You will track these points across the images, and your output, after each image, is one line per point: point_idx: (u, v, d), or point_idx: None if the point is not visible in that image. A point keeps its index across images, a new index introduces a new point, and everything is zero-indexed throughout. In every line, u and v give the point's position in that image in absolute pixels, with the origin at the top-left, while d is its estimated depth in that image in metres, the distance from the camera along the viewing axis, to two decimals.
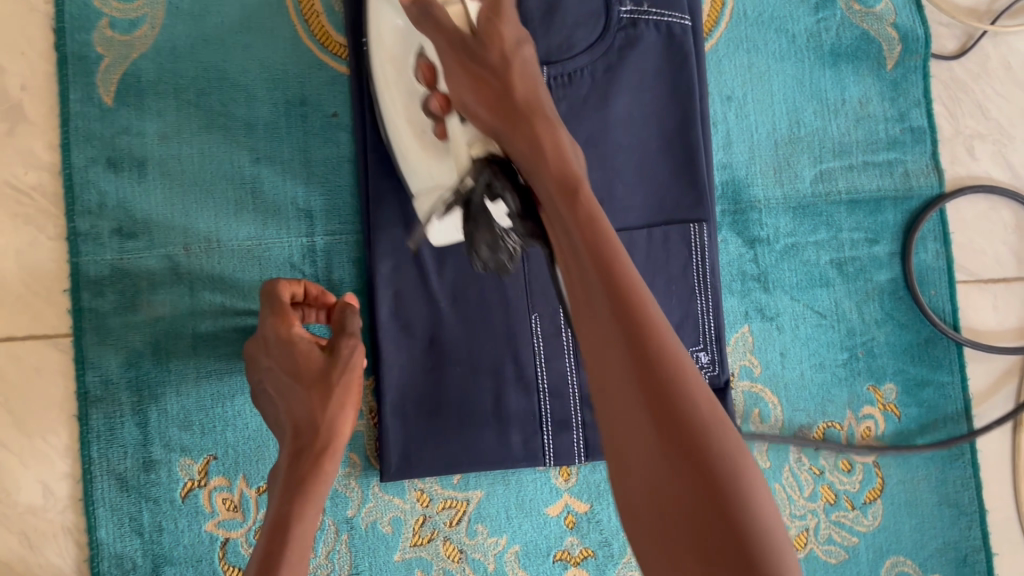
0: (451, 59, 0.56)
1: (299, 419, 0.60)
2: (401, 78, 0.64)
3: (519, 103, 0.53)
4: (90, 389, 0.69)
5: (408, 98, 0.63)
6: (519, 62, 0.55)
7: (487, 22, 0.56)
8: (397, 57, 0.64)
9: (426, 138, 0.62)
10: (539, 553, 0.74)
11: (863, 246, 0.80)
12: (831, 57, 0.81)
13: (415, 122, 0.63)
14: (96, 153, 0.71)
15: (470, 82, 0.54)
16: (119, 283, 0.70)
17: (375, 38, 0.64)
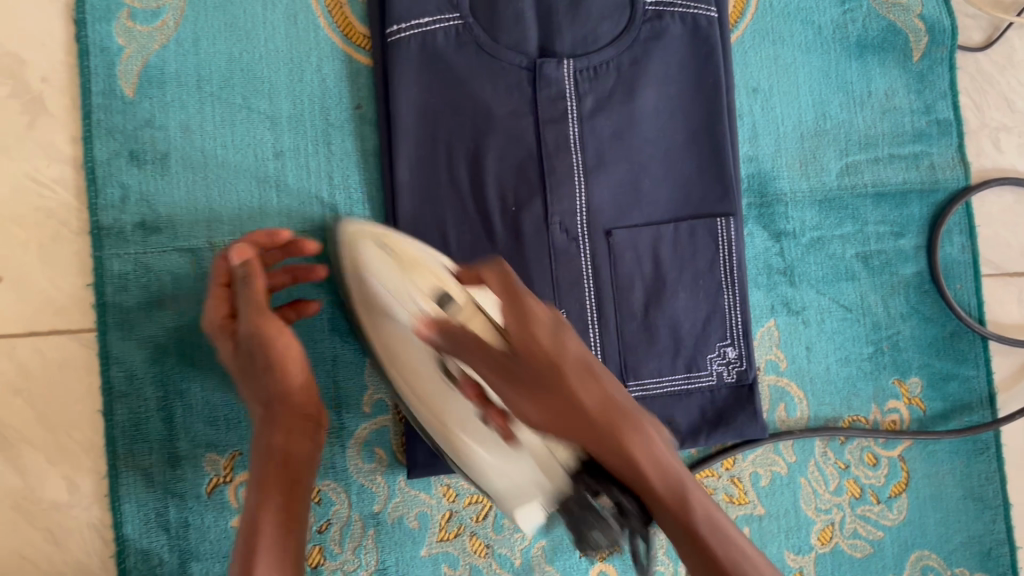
0: (495, 382, 0.53)
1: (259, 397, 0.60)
2: (432, 371, 0.61)
3: (600, 420, 0.50)
4: (115, 384, 0.69)
5: (461, 426, 0.60)
6: (557, 336, 0.52)
7: (522, 330, 0.52)
8: (418, 367, 0.62)
9: (489, 441, 0.58)
10: (565, 547, 0.74)
11: (889, 240, 0.80)
12: (857, 49, 0.80)
13: (483, 470, 0.60)
14: (118, 145, 0.70)
15: (527, 397, 0.51)
16: (143, 277, 0.69)
17: (362, 269, 0.64)
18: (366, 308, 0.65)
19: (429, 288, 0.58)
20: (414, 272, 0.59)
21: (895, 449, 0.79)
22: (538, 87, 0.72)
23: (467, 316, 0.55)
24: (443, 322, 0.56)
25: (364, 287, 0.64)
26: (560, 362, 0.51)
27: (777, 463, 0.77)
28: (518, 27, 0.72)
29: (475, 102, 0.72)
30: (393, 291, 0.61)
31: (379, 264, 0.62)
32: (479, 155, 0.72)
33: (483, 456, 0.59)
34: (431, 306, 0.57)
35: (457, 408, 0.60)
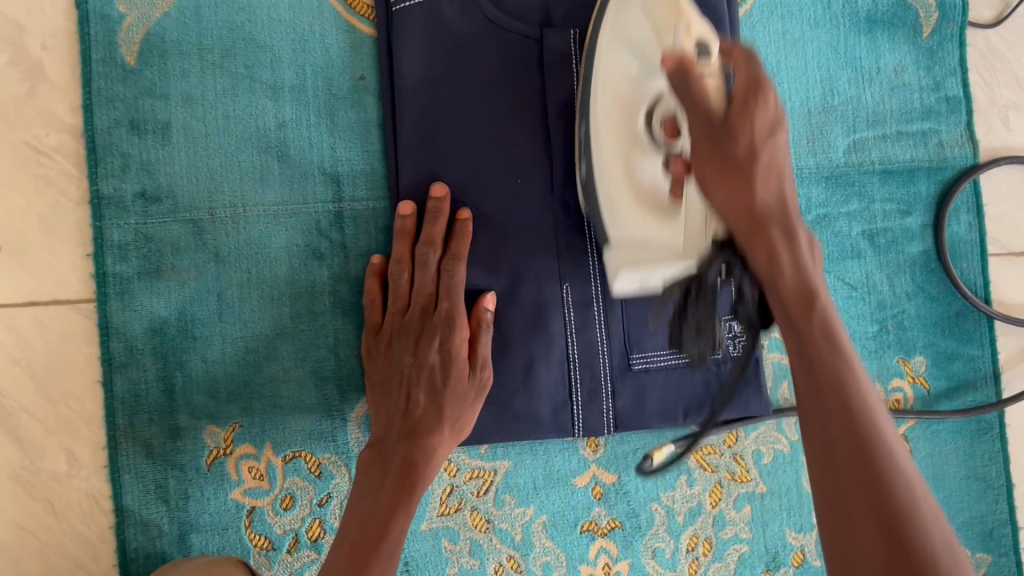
0: (700, 148, 0.49)
1: (426, 427, 0.65)
2: (627, 119, 0.58)
3: (760, 212, 0.47)
4: (115, 355, 0.68)
5: (630, 147, 0.58)
6: (767, 151, 0.48)
7: (749, 104, 0.48)
8: (625, 98, 0.59)
9: (654, 203, 0.57)
10: (566, 523, 0.74)
11: (895, 218, 0.79)
12: (867, 25, 0.79)
13: (623, 215, 0.59)
14: (119, 114, 0.69)
15: (716, 172, 0.47)
16: (144, 248, 0.69)
17: (614, 16, 0.60)
18: (610, 39, 0.60)
19: (696, 39, 0.50)
20: (678, 18, 0.52)
21: (899, 429, 0.78)
22: (545, 58, 0.71)
23: (709, 74, 0.49)
24: (683, 70, 0.48)
25: (610, 37, 0.60)
26: (752, 131, 0.48)
27: (780, 441, 0.77)
28: None
29: (480, 73, 0.71)
30: (649, 33, 0.55)
31: (649, 12, 0.55)
32: (484, 125, 0.71)
33: (626, 204, 0.59)
34: (689, 49, 0.50)
35: (641, 161, 0.58)
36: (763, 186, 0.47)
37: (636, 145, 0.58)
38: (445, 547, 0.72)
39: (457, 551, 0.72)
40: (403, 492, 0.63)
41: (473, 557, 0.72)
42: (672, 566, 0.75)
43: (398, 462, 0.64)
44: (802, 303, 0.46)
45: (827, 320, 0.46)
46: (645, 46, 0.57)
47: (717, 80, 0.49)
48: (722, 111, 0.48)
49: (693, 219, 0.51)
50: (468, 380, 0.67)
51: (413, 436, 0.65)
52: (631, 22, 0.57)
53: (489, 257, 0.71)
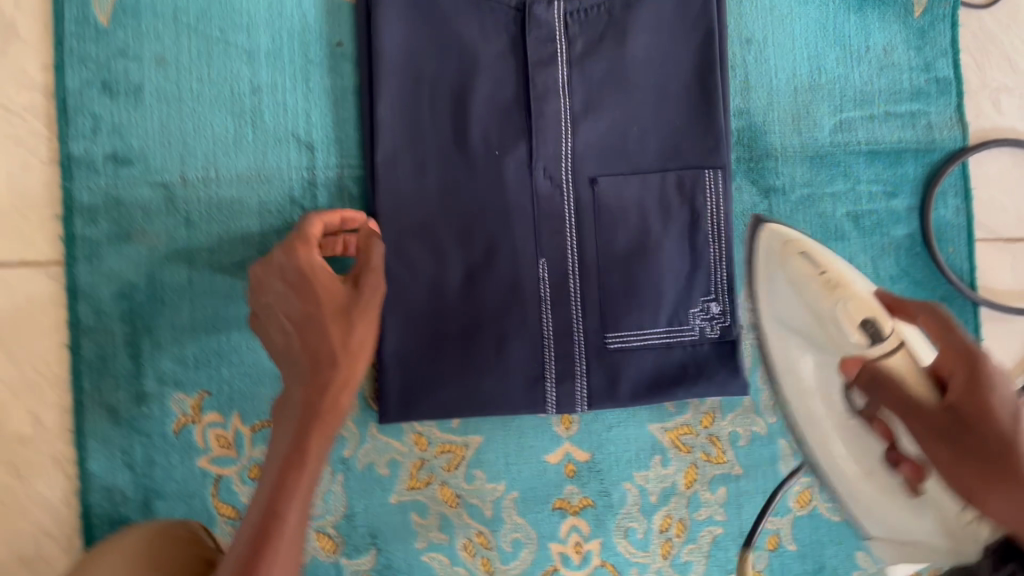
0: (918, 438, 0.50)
1: (318, 349, 0.57)
2: (852, 445, 0.55)
3: (1000, 450, 0.47)
4: (83, 318, 0.67)
5: (859, 453, 0.55)
6: (1014, 422, 0.48)
7: (967, 388, 0.50)
8: (817, 392, 0.58)
9: (889, 486, 0.52)
10: (538, 500, 0.73)
11: (881, 200, 0.78)
12: (857, 2, 0.78)
13: (874, 512, 0.54)
14: (90, 75, 0.68)
15: (932, 435, 0.49)
16: (114, 211, 0.68)
17: (770, 301, 0.63)
18: (771, 322, 0.63)
19: (862, 317, 0.56)
20: (837, 301, 0.57)
21: None
22: (528, 29, 0.70)
23: (895, 359, 0.54)
24: (874, 370, 0.54)
25: (769, 314, 0.63)
26: (991, 416, 0.49)
27: (756, 424, 0.76)
28: None
29: (461, 43, 0.70)
30: (811, 319, 0.59)
31: (799, 287, 0.60)
32: (463, 96, 0.70)
33: (865, 492, 0.54)
34: (861, 339, 0.55)
35: (860, 441, 0.55)
36: None
37: (844, 421, 0.56)
38: (414, 521, 0.71)
39: (425, 525, 0.71)
40: (304, 428, 0.54)
41: (442, 532, 0.71)
42: (643, 546, 0.74)
43: (297, 401, 0.55)
44: (1016, 495, 0.45)
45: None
46: (809, 333, 0.59)
47: (903, 360, 0.54)
48: (938, 402, 0.51)
49: (945, 509, 0.49)
50: (347, 294, 0.60)
51: (311, 364, 0.57)
52: (791, 299, 0.61)
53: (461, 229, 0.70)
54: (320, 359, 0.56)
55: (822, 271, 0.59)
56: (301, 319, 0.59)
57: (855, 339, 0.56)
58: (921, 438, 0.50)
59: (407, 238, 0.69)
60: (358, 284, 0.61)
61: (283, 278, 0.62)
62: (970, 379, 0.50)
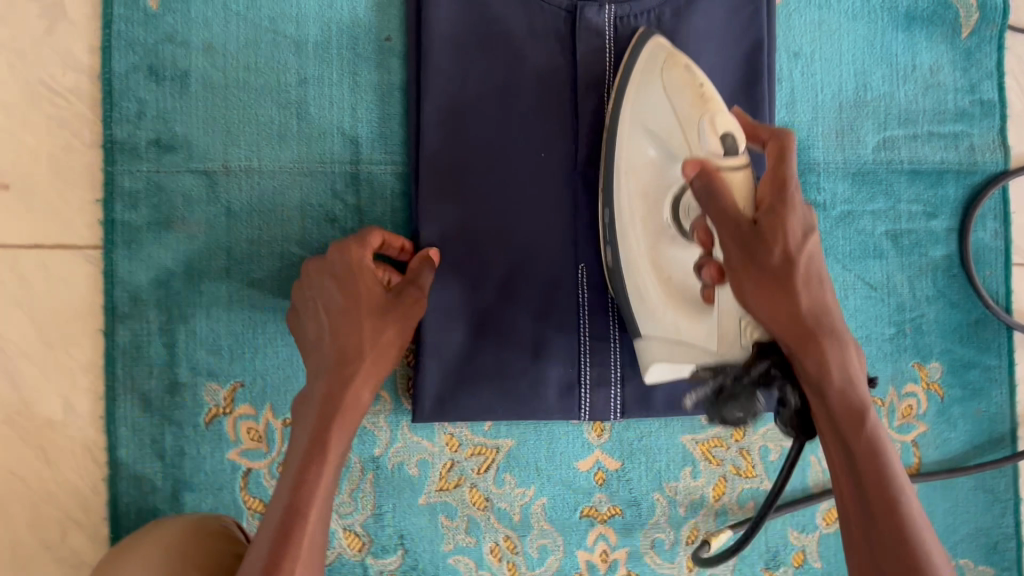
0: (730, 249, 0.51)
1: (349, 347, 0.58)
2: (652, 210, 0.59)
3: (807, 320, 0.50)
4: (118, 305, 0.67)
5: (655, 242, 0.59)
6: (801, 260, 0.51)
7: (778, 219, 0.51)
8: (648, 193, 0.59)
9: (681, 287, 0.58)
10: (566, 507, 0.72)
11: (921, 220, 0.78)
12: (905, 21, 0.77)
13: (643, 290, 0.60)
14: (137, 59, 0.67)
15: (762, 291, 0.50)
16: (154, 198, 0.67)
17: (634, 106, 0.61)
18: (631, 118, 0.61)
19: (723, 131, 0.54)
20: (704, 111, 0.55)
21: (910, 434, 0.77)
22: (577, 31, 0.69)
23: (733, 167, 0.54)
24: (707, 178, 0.52)
25: (631, 119, 0.61)
26: (786, 242, 0.51)
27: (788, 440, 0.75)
28: None
29: (511, 42, 0.70)
30: (675, 122, 0.57)
31: (674, 95, 0.57)
32: (511, 96, 0.70)
33: (666, 317, 0.58)
34: (716, 150, 0.54)
35: (670, 247, 0.59)
36: (809, 291, 0.51)
37: (665, 232, 0.59)
38: (442, 523, 0.71)
39: (453, 528, 0.71)
40: (330, 417, 0.56)
41: (469, 534, 0.71)
42: (670, 557, 0.73)
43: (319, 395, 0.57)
44: (811, 363, 0.49)
45: (825, 354, 0.49)
46: (669, 136, 0.58)
47: (742, 174, 0.54)
48: (751, 222, 0.51)
49: (726, 326, 0.53)
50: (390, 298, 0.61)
51: (337, 360, 0.58)
52: (659, 112, 0.58)
53: (503, 229, 0.69)
54: (350, 357, 0.58)
55: (701, 86, 0.56)
56: (342, 317, 0.59)
57: (708, 148, 0.54)
58: (728, 246, 0.51)
59: (449, 236, 0.69)
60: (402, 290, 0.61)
61: (330, 279, 0.61)
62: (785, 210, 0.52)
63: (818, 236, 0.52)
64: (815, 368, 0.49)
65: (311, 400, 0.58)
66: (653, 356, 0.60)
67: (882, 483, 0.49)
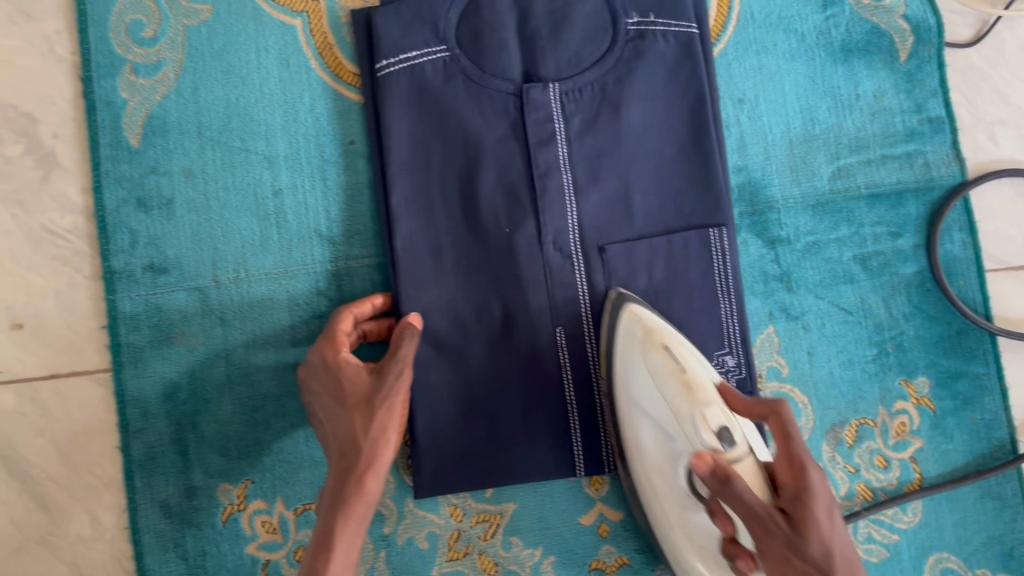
0: (768, 545, 0.53)
1: (346, 442, 0.63)
2: (671, 485, 0.64)
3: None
4: (131, 421, 0.72)
5: (682, 509, 0.65)
6: (841, 553, 0.52)
7: (800, 506, 0.54)
8: (663, 471, 0.65)
9: (708, 550, 0.64)
10: (575, 563, 0.74)
11: (886, 240, 0.80)
12: (842, 53, 0.80)
13: (680, 548, 0.66)
14: (126, 193, 0.73)
15: (791, 575, 0.52)
16: (154, 317, 0.73)
17: (632, 376, 0.65)
18: (626, 400, 0.66)
19: (718, 425, 0.58)
20: (694, 402, 0.59)
21: (906, 451, 0.78)
22: (526, 111, 0.74)
23: (740, 466, 0.57)
24: (719, 475, 0.56)
25: (636, 403, 0.65)
26: (815, 529, 0.52)
27: None
28: (502, 55, 0.74)
29: (464, 131, 0.74)
30: (670, 414, 0.61)
31: (659, 383, 0.62)
32: (470, 182, 0.74)
33: (698, 563, 0.65)
34: (717, 443, 0.58)
35: (697, 521, 0.64)
36: None
37: (686, 499, 0.64)
38: None
39: None
40: (337, 511, 0.60)
41: None
42: None
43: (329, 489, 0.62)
44: None
45: None
46: (668, 423, 0.62)
47: (748, 463, 0.58)
48: (779, 512, 0.54)
49: None
50: (373, 383, 0.64)
51: (339, 456, 0.63)
52: (653, 398, 0.63)
53: (479, 305, 0.73)
54: (349, 452, 0.62)
55: (683, 371, 0.60)
56: (336, 413, 0.64)
57: (709, 448, 0.58)
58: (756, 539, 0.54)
59: (430, 318, 0.73)
60: (384, 369, 0.65)
61: (319, 378, 0.67)
62: (801, 487, 0.55)
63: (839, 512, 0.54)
64: None
65: (326, 494, 0.63)
66: None
67: None
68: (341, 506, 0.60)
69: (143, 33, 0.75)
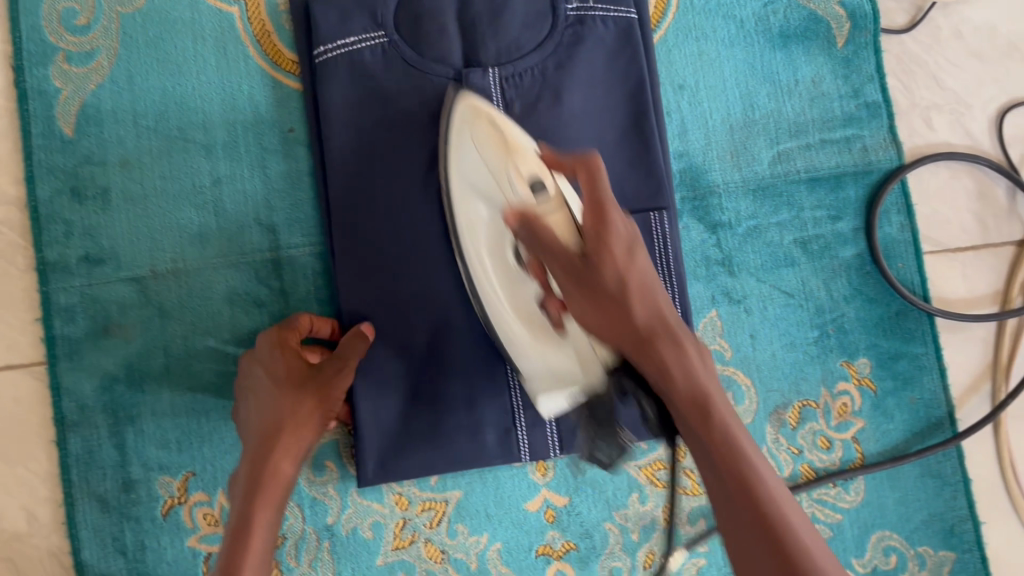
0: (567, 285, 0.53)
1: (273, 423, 0.62)
2: (499, 257, 0.63)
3: (644, 327, 0.50)
4: (67, 415, 0.71)
5: (511, 286, 0.63)
6: (634, 277, 0.51)
7: (595, 237, 0.52)
8: (494, 246, 0.63)
9: (536, 326, 0.61)
10: (521, 549, 0.75)
11: (826, 224, 0.81)
12: (781, 39, 0.81)
13: (515, 339, 0.63)
14: (60, 183, 0.72)
15: (589, 303, 0.52)
16: (89, 309, 0.72)
17: (461, 163, 0.63)
18: (455, 178, 0.64)
19: (530, 177, 0.56)
20: (511, 162, 0.57)
21: (848, 431, 0.79)
22: None
23: (549, 209, 0.54)
24: (525, 216, 0.54)
25: (462, 178, 0.63)
26: (612, 258, 0.51)
27: None
28: (442, 40, 0.74)
29: (403, 116, 0.73)
30: (491, 179, 0.59)
31: (482, 152, 0.60)
32: (408, 168, 0.73)
33: (526, 338, 0.62)
34: (529, 196, 0.55)
35: (524, 295, 0.62)
36: (641, 312, 0.51)
37: (511, 271, 0.62)
38: None
39: None
40: (252, 493, 0.58)
41: None
42: None
43: (246, 468, 0.60)
44: (647, 352, 0.50)
45: (681, 363, 0.49)
46: (490, 193, 0.60)
47: (560, 213, 0.54)
48: (579, 254, 0.52)
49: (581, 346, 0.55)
50: (312, 372, 0.64)
51: (263, 436, 0.61)
52: (477, 164, 0.61)
53: (421, 294, 0.72)
54: (275, 433, 0.61)
55: (501, 132, 0.58)
56: (268, 398, 0.63)
57: (521, 198, 0.55)
58: (567, 287, 0.53)
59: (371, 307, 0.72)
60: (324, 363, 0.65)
61: (262, 368, 0.66)
62: (602, 229, 0.51)
63: (642, 248, 0.52)
64: (675, 361, 0.49)
65: (240, 476, 0.61)
66: (543, 393, 0.60)
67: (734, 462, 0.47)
68: (261, 485, 0.59)
69: (76, 21, 0.74)
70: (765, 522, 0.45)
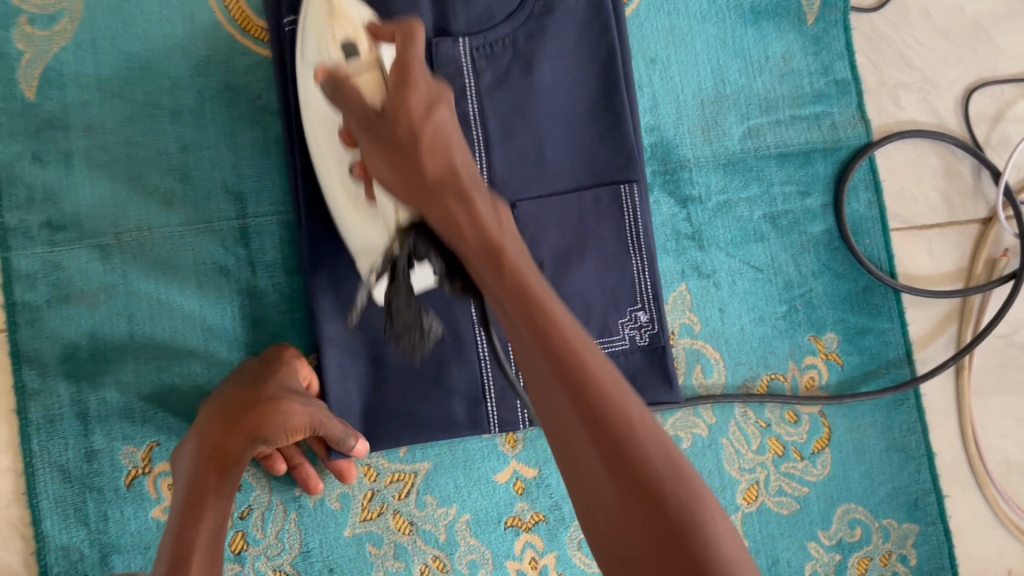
0: (361, 137, 0.49)
1: (249, 401, 0.62)
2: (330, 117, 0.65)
3: (431, 182, 0.46)
4: (28, 382, 0.69)
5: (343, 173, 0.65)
6: (431, 130, 0.47)
7: (396, 95, 0.48)
8: (325, 122, 0.65)
9: (358, 202, 0.63)
10: (490, 520, 0.74)
11: (796, 199, 0.81)
12: (752, 16, 0.82)
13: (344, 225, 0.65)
14: (21, 147, 0.71)
15: (381, 152, 0.47)
16: (51, 276, 0.70)
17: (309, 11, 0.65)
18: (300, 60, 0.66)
19: (345, 40, 0.60)
20: (336, 27, 0.61)
21: (816, 405, 0.80)
22: (435, 66, 0.73)
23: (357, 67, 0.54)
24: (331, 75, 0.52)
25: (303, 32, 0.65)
26: (406, 109, 0.47)
27: (697, 426, 0.78)
28: (412, 9, 0.73)
29: None
30: (317, 49, 0.63)
31: (313, 20, 0.64)
32: None
33: (347, 214, 0.65)
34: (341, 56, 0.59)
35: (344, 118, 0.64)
36: (429, 162, 0.46)
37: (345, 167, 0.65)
38: (369, 551, 0.73)
39: (382, 555, 0.73)
40: (216, 461, 0.57)
41: (398, 560, 0.73)
42: None
43: (209, 437, 0.59)
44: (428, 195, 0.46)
45: (455, 215, 0.45)
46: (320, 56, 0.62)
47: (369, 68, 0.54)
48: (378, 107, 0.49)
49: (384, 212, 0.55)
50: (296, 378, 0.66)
51: (234, 410, 0.61)
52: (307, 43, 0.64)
53: None
54: (248, 408, 0.61)
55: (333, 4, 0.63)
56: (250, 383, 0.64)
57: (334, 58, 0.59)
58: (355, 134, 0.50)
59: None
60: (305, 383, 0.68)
61: (254, 366, 0.67)
62: (410, 93, 0.48)
63: (444, 107, 0.48)
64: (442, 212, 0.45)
65: (195, 443, 0.60)
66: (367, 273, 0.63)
67: (536, 327, 0.40)
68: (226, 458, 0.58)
69: None
70: (586, 401, 0.37)
